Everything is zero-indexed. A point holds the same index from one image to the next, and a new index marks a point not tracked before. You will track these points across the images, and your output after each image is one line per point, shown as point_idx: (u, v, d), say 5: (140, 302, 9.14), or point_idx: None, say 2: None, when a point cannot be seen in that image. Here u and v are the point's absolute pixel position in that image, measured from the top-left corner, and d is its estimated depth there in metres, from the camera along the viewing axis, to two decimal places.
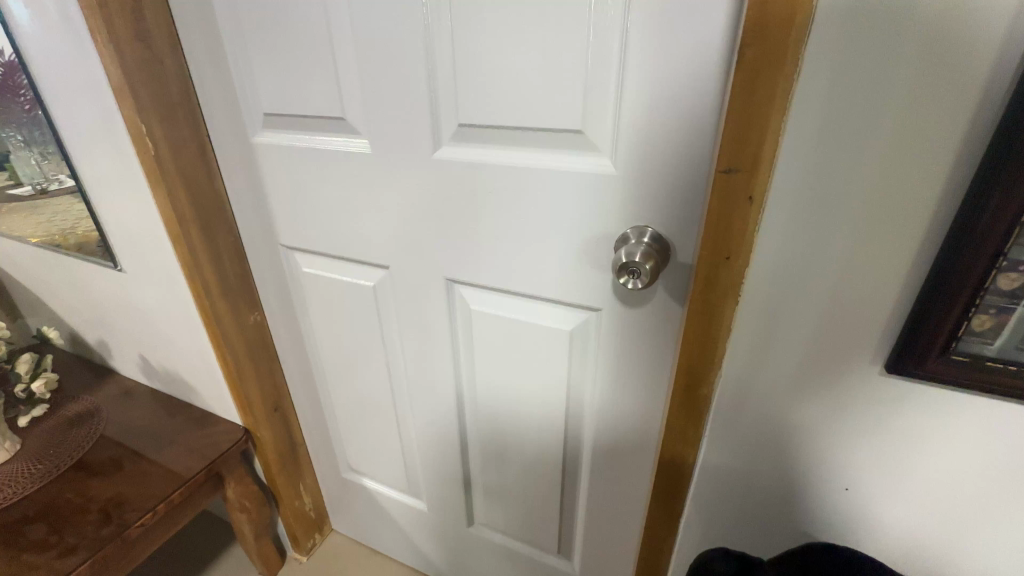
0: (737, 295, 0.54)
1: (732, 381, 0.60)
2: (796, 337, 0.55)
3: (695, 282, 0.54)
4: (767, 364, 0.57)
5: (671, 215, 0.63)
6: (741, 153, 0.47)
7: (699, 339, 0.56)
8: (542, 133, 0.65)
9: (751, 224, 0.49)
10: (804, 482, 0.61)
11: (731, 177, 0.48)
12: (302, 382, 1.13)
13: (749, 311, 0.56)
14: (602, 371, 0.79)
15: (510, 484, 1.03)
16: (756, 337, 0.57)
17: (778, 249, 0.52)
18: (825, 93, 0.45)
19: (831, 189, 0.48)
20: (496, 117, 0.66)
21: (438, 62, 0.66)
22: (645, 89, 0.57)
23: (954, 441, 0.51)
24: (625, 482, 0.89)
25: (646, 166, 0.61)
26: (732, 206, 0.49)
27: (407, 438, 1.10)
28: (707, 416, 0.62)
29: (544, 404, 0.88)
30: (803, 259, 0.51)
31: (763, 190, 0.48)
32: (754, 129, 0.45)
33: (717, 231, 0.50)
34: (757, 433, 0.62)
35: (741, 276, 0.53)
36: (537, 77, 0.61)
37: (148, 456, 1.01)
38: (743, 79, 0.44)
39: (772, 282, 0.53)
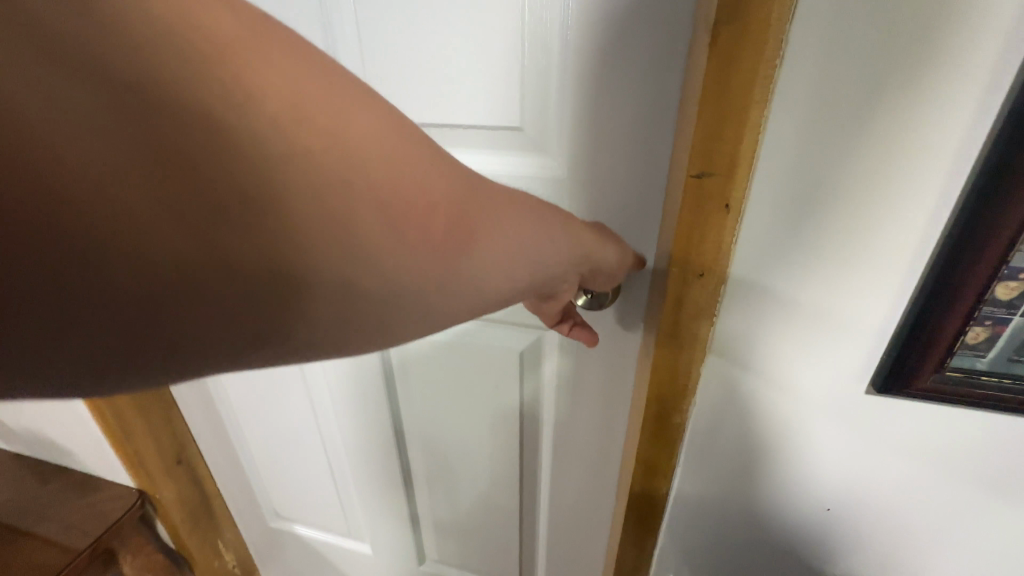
0: (713, 316, 0.47)
1: (707, 407, 0.54)
2: (778, 356, 0.49)
3: (665, 302, 0.47)
4: (745, 385, 0.51)
5: (626, 223, 0.55)
6: (714, 155, 0.40)
7: (670, 366, 0.50)
8: (473, 132, 0.56)
9: (727, 236, 0.43)
10: (785, 506, 0.57)
11: (704, 182, 0.41)
12: (210, 426, 0.97)
13: (726, 333, 0.49)
14: (556, 394, 0.72)
15: (463, 517, 0.93)
16: (733, 358, 0.50)
17: (757, 262, 0.45)
18: (811, 84, 0.38)
19: (813, 194, 0.41)
20: (416, 116, 0.56)
21: (344, 49, 0.55)
22: (590, 79, 0.49)
23: (929, 454, 0.49)
24: (591, 507, 0.81)
25: (594, 169, 0.54)
26: (704, 215, 0.42)
27: (341, 478, 0.97)
28: (680, 445, 0.56)
29: (496, 432, 0.79)
30: (787, 273, 0.45)
31: (741, 197, 0.41)
32: (731, 126, 0.38)
33: (688, 245, 0.44)
34: (733, 459, 0.56)
35: (717, 294, 0.46)
36: (465, 67, 0.52)
37: (15, 534, 0.87)
38: (717, 68, 0.37)
39: (751, 298, 0.47)
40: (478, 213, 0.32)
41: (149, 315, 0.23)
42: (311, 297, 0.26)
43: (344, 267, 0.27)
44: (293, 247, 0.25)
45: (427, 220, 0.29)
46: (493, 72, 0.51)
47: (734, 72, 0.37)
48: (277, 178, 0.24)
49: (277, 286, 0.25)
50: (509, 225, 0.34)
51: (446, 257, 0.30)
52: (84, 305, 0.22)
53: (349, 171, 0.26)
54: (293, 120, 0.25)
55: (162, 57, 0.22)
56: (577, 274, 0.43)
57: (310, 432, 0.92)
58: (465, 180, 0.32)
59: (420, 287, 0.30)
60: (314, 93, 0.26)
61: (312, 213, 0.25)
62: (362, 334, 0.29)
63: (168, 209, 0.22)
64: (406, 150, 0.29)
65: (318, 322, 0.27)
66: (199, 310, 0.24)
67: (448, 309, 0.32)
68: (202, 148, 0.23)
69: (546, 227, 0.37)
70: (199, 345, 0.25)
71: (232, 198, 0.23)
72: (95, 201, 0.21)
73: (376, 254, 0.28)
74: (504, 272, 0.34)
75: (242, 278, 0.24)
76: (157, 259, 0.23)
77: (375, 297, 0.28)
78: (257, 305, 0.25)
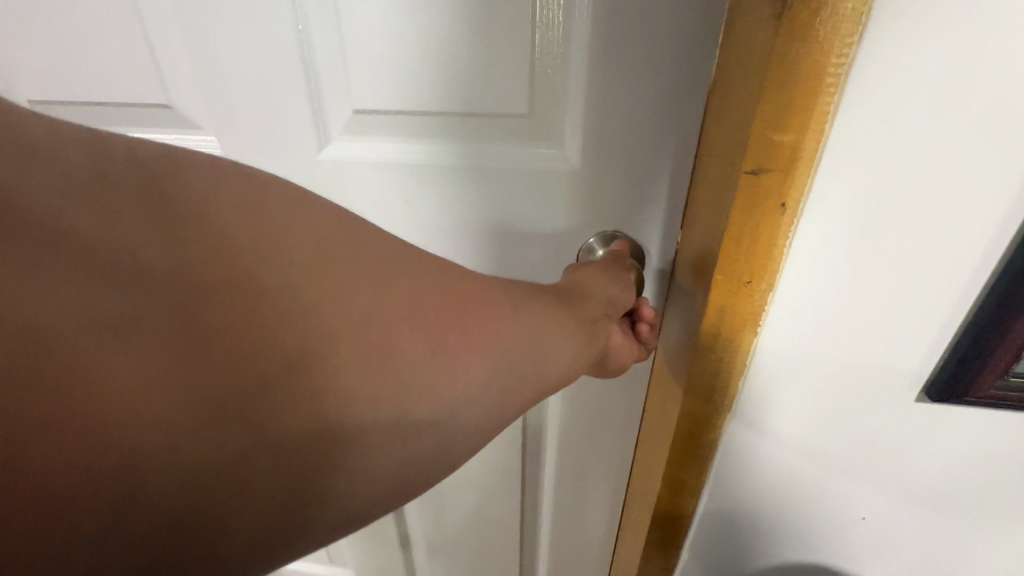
0: (756, 328, 0.42)
1: (741, 421, 0.50)
2: (823, 367, 0.45)
3: (705, 314, 0.42)
4: (784, 399, 0.48)
5: (645, 219, 0.51)
6: (775, 149, 0.34)
7: (709, 385, 0.45)
8: (475, 121, 0.49)
9: (782, 239, 0.38)
10: (820, 520, 0.55)
11: (761, 180, 0.35)
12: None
13: (767, 342, 0.45)
14: (563, 400, 0.68)
15: (457, 536, 0.87)
16: (774, 370, 0.46)
17: (810, 269, 0.41)
18: (888, 74, 0.33)
19: (879, 194, 0.37)
20: (407, 103, 0.49)
21: (314, 27, 0.46)
22: (613, 61, 0.45)
23: (963, 453, 0.48)
24: (598, 518, 0.78)
25: (612, 162, 0.49)
26: (760, 217, 0.37)
27: None
28: (710, 463, 0.52)
29: (497, 448, 0.74)
30: (841, 279, 0.41)
31: (799, 196, 0.37)
32: (797, 117, 0.33)
33: (737, 252, 0.38)
34: (769, 478, 0.53)
35: (763, 304, 0.41)
36: (469, 49, 0.46)
37: None
38: (791, 49, 0.31)
39: (800, 307, 0.43)
40: (494, 308, 0.34)
41: (204, 503, 0.24)
42: (356, 444, 0.28)
43: (383, 404, 0.29)
44: (332, 396, 0.27)
45: (457, 327, 0.32)
46: (502, 58, 0.46)
47: (805, 51, 0.31)
48: (314, 341, 0.27)
49: (321, 443, 0.27)
50: (526, 312, 0.36)
51: (477, 358, 0.32)
52: (140, 510, 0.23)
53: (380, 304, 0.29)
54: (326, 265, 0.28)
55: (199, 257, 0.25)
56: (605, 318, 0.43)
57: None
58: (475, 283, 0.35)
59: (459, 394, 0.32)
60: (341, 235, 0.30)
61: (350, 355, 0.28)
62: (412, 463, 0.30)
63: (210, 405, 0.24)
64: (419, 276, 0.32)
65: (365, 473, 0.29)
66: (248, 488, 0.25)
67: (489, 404, 0.33)
68: (237, 336, 0.25)
69: (557, 300, 0.40)
70: (251, 526, 0.26)
71: (271, 375, 0.26)
72: (141, 402, 0.23)
73: (413, 374, 0.30)
74: (525, 358, 0.35)
75: (285, 451, 0.26)
76: (207, 451, 0.24)
77: (413, 429, 0.30)
78: (305, 469, 0.26)
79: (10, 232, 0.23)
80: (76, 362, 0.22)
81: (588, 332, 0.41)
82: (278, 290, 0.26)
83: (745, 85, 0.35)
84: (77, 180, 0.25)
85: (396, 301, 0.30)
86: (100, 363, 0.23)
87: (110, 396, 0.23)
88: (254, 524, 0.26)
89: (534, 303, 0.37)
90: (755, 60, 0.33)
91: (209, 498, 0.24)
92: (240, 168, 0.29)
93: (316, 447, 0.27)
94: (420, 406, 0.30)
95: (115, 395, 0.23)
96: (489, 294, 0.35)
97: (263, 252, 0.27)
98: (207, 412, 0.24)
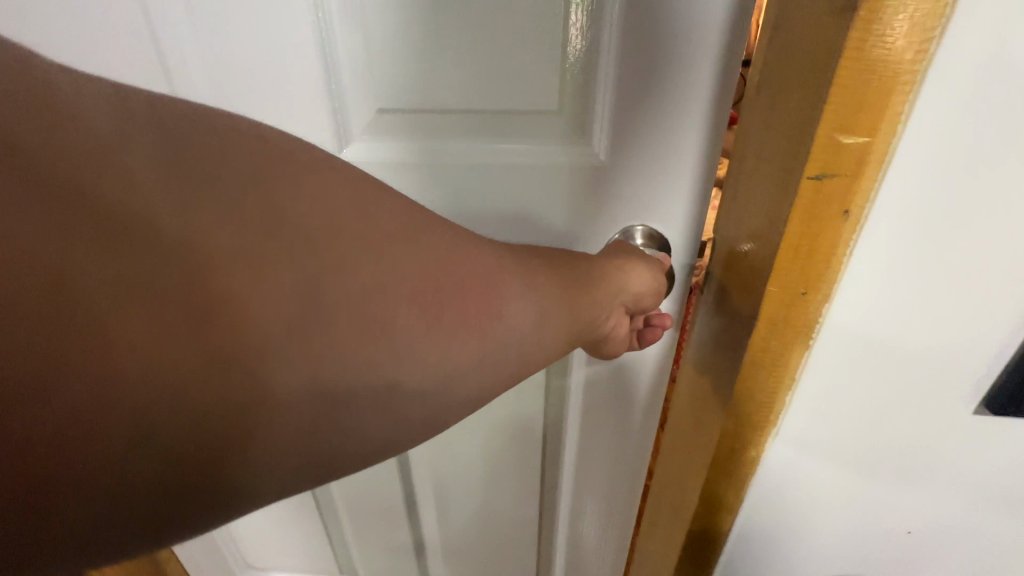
0: (807, 342, 0.39)
1: (787, 441, 0.47)
2: (879, 383, 0.42)
3: (754, 329, 0.38)
4: (835, 418, 0.45)
5: (673, 216, 0.51)
6: (843, 151, 0.31)
7: (753, 402, 0.42)
8: (505, 117, 0.47)
9: (841, 248, 0.35)
10: (863, 535, 0.52)
11: (823, 186, 0.32)
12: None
13: (822, 363, 0.41)
14: (585, 409, 0.65)
15: (476, 547, 0.84)
16: (828, 390, 0.43)
17: (876, 286, 0.37)
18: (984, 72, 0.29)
19: (959, 205, 0.34)
20: (433, 102, 0.47)
21: (337, 28, 0.44)
22: (652, 56, 0.43)
23: (1014, 463, 0.46)
24: (620, 521, 0.77)
25: (643, 161, 0.48)
26: (819, 225, 0.34)
27: (330, 526, 0.85)
28: (750, 480, 0.49)
29: (518, 458, 0.71)
30: (908, 295, 0.38)
31: (863, 201, 0.33)
32: (868, 115, 0.30)
33: (794, 263, 0.35)
34: (814, 498, 0.50)
35: (817, 316, 0.38)
36: (499, 50, 0.44)
37: None
38: (870, 43, 0.27)
39: (862, 325, 0.39)
40: (504, 282, 0.33)
41: (208, 456, 0.25)
42: (355, 408, 0.28)
43: (386, 373, 0.28)
44: (332, 362, 0.26)
45: (463, 299, 0.31)
46: (533, 59, 0.44)
47: (880, 42, 0.27)
48: (314, 310, 0.26)
49: (319, 406, 0.27)
50: (534, 285, 0.35)
51: (482, 331, 0.31)
52: (146, 457, 0.24)
53: (384, 273, 0.28)
54: (327, 234, 0.27)
55: (198, 218, 0.24)
56: (614, 306, 0.42)
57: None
58: (484, 255, 0.33)
59: (463, 366, 0.31)
60: (344, 204, 0.28)
61: (351, 323, 0.27)
62: (412, 428, 0.30)
63: (211, 364, 0.24)
64: (427, 245, 0.30)
65: (364, 433, 0.28)
66: (251, 444, 0.26)
67: (494, 377, 0.32)
68: (219, 291, 0.24)
69: (572, 279, 0.38)
70: (252, 477, 0.26)
71: (270, 340, 0.25)
72: (142, 360, 0.23)
73: (416, 346, 0.29)
74: (530, 333, 0.34)
75: (278, 409, 0.26)
76: (200, 403, 0.24)
77: (406, 399, 0.29)
78: (304, 428, 0.27)
79: (27, 185, 0.23)
80: (83, 316, 0.23)
81: (596, 310, 0.40)
82: (277, 257, 0.25)
83: (804, 83, 0.31)
84: (92, 137, 0.25)
85: (402, 273, 0.28)
86: (102, 317, 0.23)
87: (114, 350, 0.23)
88: (257, 475, 0.26)
89: (543, 278, 0.36)
90: (817, 55, 0.30)
91: (213, 451, 0.25)
92: (249, 129, 0.27)
93: (317, 409, 0.27)
94: (422, 377, 0.29)
95: (121, 351, 0.23)
96: (498, 268, 0.33)
97: (263, 217, 0.25)
98: (208, 372, 0.24)
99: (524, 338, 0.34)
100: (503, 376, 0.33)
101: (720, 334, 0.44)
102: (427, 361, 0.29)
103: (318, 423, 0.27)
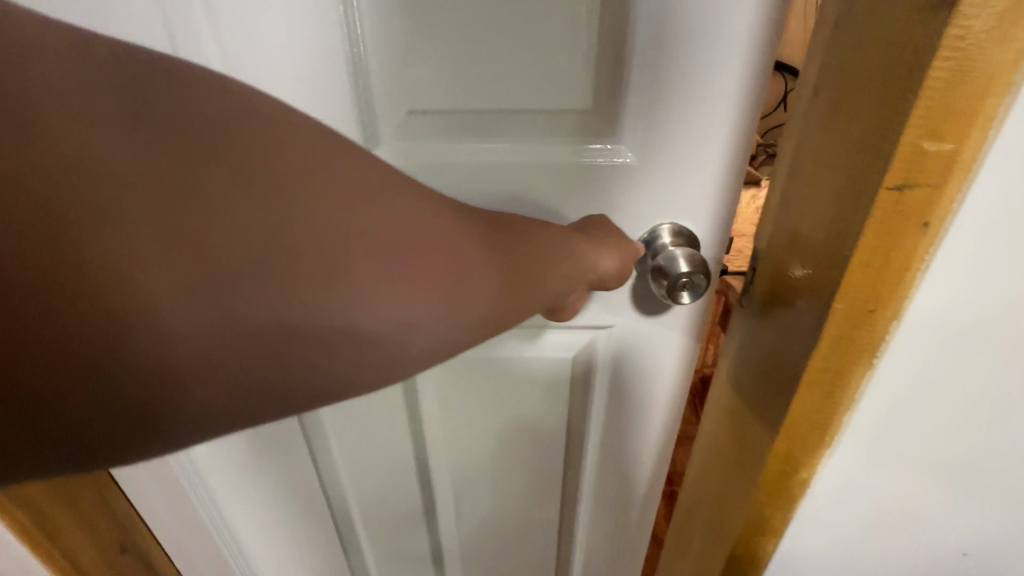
0: (871, 361, 0.37)
1: (843, 465, 0.44)
2: (945, 405, 0.39)
3: (815, 348, 0.36)
4: (895, 440, 0.42)
5: (708, 216, 0.50)
6: (929, 159, 0.29)
7: (808, 424, 0.40)
8: (541, 117, 0.46)
9: (916, 264, 0.32)
10: (912, 555, 0.50)
11: (904, 196, 0.30)
12: (174, 516, 0.73)
13: (885, 385, 0.39)
14: (608, 406, 0.65)
15: (496, 555, 0.83)
16: (890, 413, 0.40)
17: (951, 305, 0.35)
18: None
19: None
20: (469, 100, 0.45)
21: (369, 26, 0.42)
22: (694, 52, 0.42)
23: None
24: (640, 519, 0.77)
25: (679, 159, 0.47)
26: (896, 238, 0.31)
27: (346, 540, 0.82)
28: (798, 505, 0.46)
29: (541, 460, 0.70)
30: (986, 314, 0.35)
31: (944, 214, 0.31)
32: (959, 121, 0.28)
33: (866, 278, 0.33)
34: (864, 519, 0.47)
35: (883, 335, 0.36)
36: (538, 49, 0.42)
37: None
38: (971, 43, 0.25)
39: (933, 346, 0.36)
40: (477, 244, 0.31)
41: (147, 391, 0.24)
42: (308, 356, 0.26)
43: (348, 323, 0.26)
44: (289, 307, 0.25)
45: (432, 257, 0.29)
46: (572, 57, 0.43)
47: (978, 41, 0.25)
48: (271, 253, 0.24)
49: (269, 350, 0.25)
50: (506, 250, 0.33)
51: (452, 290, 0.30)
52: (82, 389, 0.23)
53: (350, 222, 0.26)
54: (291, 178, 0.25)
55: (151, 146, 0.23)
56: (578, 283, 0.40)
57: (311, 494, 0.75)
58: (456, 213, 0.31)
59: (430, 323, 0.29)
60: (313, 148, 0.26)
61: (311, 269, 0.25)
62: (369, 381, 0.29)
63: (155, 297, 0.23)
64: (398, 198, 0.28)
65: (319, 381, 0.27)
66: (193, 385, 0.24)
67: (461, 336, 0.31)
68: (163, 231, 0.23)
69: (547, 248, 0.37)
70: (193, 417, 0.25)
71: (218, 278, 0.24)
72: (81, 288, 0.22)
73: (380, 298, 0.27)
74: (498, 303, 0.32)
75: (223, 349, 0.24)
76: (140, 337, 0.23)
77: (367, 353, 0.27)
78: (252, 371, 0.25)
79: None
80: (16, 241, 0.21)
81: (561, 283, 0.38)
82: (235, 197, 0.24)
83: (884, 82, 0.29)
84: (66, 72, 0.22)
85: (367, 224, 0.27)
86: (41, 242, 0.21)
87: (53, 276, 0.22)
88: (200, 414, 0.25)
89: (515, 245, 0.34)
90: (898, 52, 0.27)
91: (152, 389, 0.24)
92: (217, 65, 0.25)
93: (265, 354, 0.25)
94: (385, 331, 0.27)
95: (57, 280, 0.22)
96: (471, 229, 0.32)
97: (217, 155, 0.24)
98: (153, 305, 0.23)
99: (495, 301, 0.32)
100: (469, 338, 0.32)
101: (763, 351, 0.41)
102: (392, 315, 0.28)
103: (265, 369, 0.25)
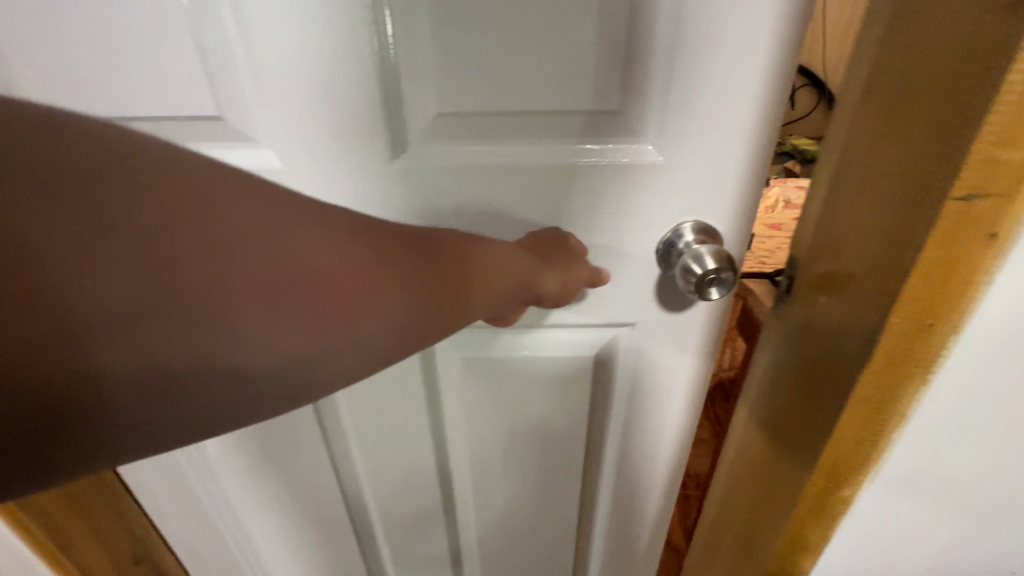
0: (927, 373, 0.37)
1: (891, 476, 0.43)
2: (996, 415, 0.39)
3: (871, 361, 0.36)
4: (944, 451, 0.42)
5: (736, 215, 0.49)
6: (998, 170, 0.29)
7: (859, 436, 0.40)
8: (574, 119, 0.45)
9: (978, 276, 0.32)
10: (941, 552, 0.50)
11: (970, 208, 0.30)
12: (191, 519, 0.72)
13: (940, 397, 0.39)
14: (630, 406, 0.65)
15: (514, 555, 0.83)
16: (942, 425, 0.40)
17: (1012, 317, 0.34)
18: None
19: None
20: (500, 104, 0.44)
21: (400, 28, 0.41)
22: (729, 52, 0.41)
23: None
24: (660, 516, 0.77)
25: (707, 156, 0.46)
26: (960, 249, 0.31)
27: (363, 545, 0.81)
28: (842, 516, 0.46)
29: (562, 458, 0.70)
30: None
31: (1011, 227, 0.31)
32: None
33: (928, 290, 0.33)
34: (904, 524, 0.47)
35: (941, 348, 0.36)
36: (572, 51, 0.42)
37: None
38: None
39: (988, 357, 0.36)
40: (382, 266, 0.29)
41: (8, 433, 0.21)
42: (188, 390, 0.24)
43: (230, 356, 0.25)
44: (160, 341, 0.23)
45: (325, 284, 0.27)
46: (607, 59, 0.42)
47: None
48: (138, 286, 0.22)
49: (139, 386, 0.23)
50: (421, 268, 0.31)
51: (350, 317, 0.28)
52: None
53: (230, 250, 0.24)
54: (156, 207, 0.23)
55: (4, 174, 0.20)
56: (514, 301, 0.40)
57: (328, 500, 0.74)
58: (362, 233, 0.29)
59: (327, 349, 0.28)
60: (182, 175, 0.24)
61: (187, 301, 0.23)
62: (263, 409, 0.27)
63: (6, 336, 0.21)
64: (287, 222, 0.26)
65: (202, 414, 0.25)
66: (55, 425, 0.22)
67: (368, 361, 0.30)
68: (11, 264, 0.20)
69: (473, 264, 0.35)
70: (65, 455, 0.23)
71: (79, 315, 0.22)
72: None
73: (263, 331, 0.25)
74: (396, 329, 0.30)
75: (92, 388, 0.22)
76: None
77: (256, 384, 0.26)
78: (126, 408, 0.23)
79: None
80: None
81: (493, 297, 0.37)
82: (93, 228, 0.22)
83: (948, 92, 0.29)
84: None
85: (251, 252, 0.25)
86: None
87: None
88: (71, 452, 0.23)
89: (436, 263, 0.32)
90: (972, 61, 0.27)
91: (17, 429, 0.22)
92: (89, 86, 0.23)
93: (140, 386, 0.23)
94: (273, 363, 0.26)
95: None
96: (379, 249, 0.30)
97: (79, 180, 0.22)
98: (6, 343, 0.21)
99: (408, 323, 0.31)
100: (377, 361, 0.30)
101: (802, 366, 0.41)
102: (282, 343, 0.26)
103: (144, 403, 0.24)
